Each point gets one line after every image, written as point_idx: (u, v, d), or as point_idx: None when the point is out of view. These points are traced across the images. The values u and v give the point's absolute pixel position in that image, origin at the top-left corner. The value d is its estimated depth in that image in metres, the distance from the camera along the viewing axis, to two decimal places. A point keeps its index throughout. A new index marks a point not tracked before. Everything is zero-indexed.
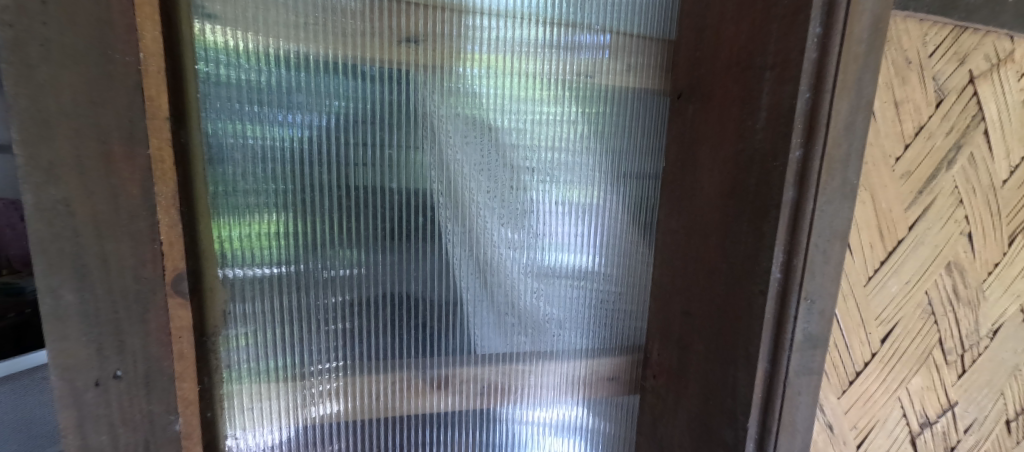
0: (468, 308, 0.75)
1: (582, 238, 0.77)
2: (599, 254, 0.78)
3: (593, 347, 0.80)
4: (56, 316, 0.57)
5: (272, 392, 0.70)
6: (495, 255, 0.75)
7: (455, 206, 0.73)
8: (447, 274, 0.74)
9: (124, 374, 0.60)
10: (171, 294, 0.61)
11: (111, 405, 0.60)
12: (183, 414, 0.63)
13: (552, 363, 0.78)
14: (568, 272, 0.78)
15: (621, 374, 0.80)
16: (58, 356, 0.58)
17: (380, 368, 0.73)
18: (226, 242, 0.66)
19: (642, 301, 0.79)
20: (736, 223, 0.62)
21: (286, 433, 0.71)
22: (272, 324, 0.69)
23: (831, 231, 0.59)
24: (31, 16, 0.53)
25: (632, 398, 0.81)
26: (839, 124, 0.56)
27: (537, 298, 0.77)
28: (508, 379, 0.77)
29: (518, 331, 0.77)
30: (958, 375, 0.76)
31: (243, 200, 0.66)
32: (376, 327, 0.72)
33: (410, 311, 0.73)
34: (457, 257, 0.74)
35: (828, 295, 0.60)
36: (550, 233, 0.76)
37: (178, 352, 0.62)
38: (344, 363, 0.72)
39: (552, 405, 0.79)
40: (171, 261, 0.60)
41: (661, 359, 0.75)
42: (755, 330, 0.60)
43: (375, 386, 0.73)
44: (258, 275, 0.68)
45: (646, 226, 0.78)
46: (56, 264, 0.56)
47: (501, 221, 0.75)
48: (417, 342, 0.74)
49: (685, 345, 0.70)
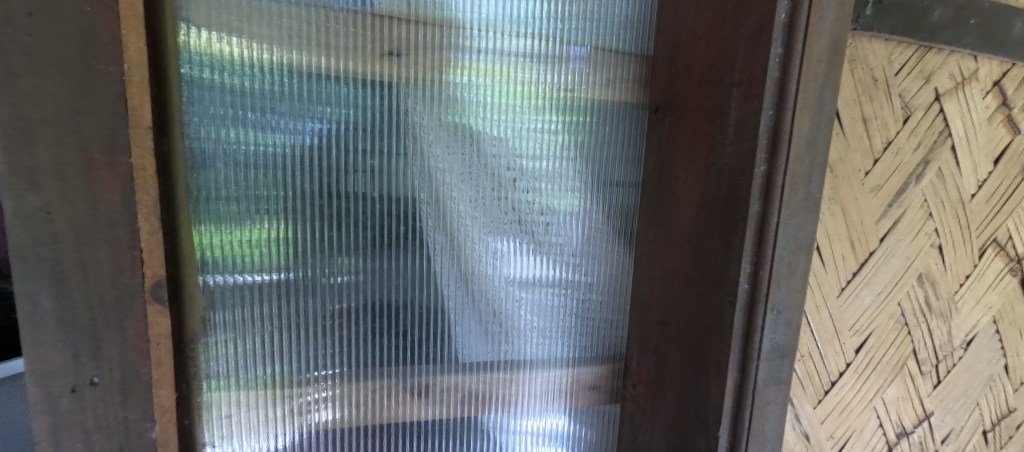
0: (451, 316, 0.75)
1: (565, 247, 0.79)
2: (582, 263, 0.79)
3: (575, 356, 0.80)
4: (32, 322, 0.57)
5: (253, 400, 0.70)
6: (479, 264, 0.76)
7: (438, 215, 0.74)
8: (429, 283, 0.74)
9: (100, 381, 0.60)
10: (150, 301, 0.61)
11: (86, 413, 0.60)
12: (160, 422, 0.63)
13: (536, 371, 0.79)
14: (551, 281, 0.78)
15: (603, 383, 0.81)
16: (35, 362, 0.58)
17: (362, 376, 0.73)
18: (208, 249, 0.67)
19: (623, 310, 0.80)
20: (708, 235, 0.63)
21: (288, 439, 0.72)
22: (256, 331, 0.69)
23: (796, 243, 0.60)
24: (16, 27, 0.55)
25: (614, 408, 0.82)
26: (801, 140, 0.58)
27: (519, 307, 0.78)
28: (492, 387, 0.77)
29: (502, 339, 0.78)
30: (933, 386, 0.77)
31: (224, 206, 0.67)
32: (360, 334, 0.72)
33: (393, 319, 0.73)
34: (441, 265, 0.74)
35: (795, 306, 0.61)
36: (534, 242, 0.77)
37: (155, 359, 0.62)
38: (342, 370, 0.72)
39: (540, 414, 0.80)
40: (151, 269, 0.61)
41: (640, 368, 0.75)
42: (724, 339, 0.61)
43: (371, 393, 0.73)
44: (238, 282, 0.68)
45: (626, 235, 0.79)
46: (34, 270, 0.57)
47: (485, 230, 0.76)
48: (399, 349, 0.74)
49: (661, 354, 0.70)
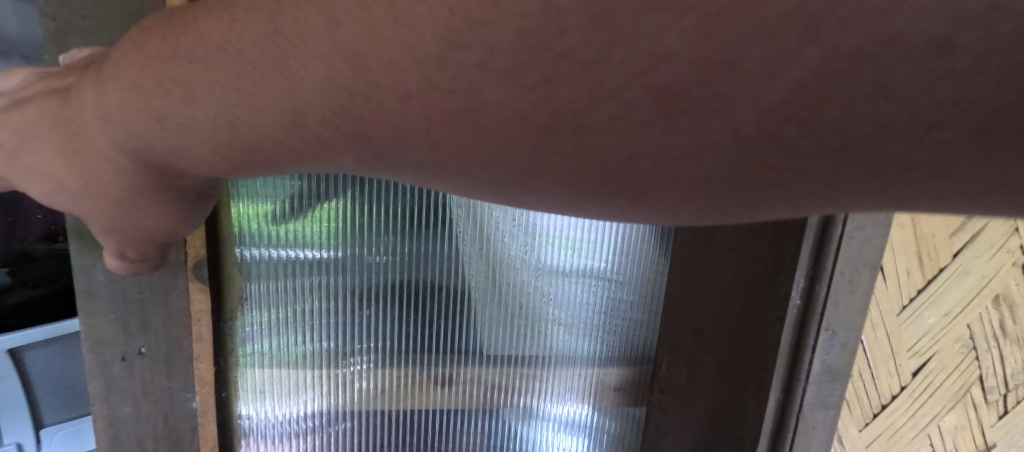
0: (477, 307, 0.75)
1: (597, 243, 0.77)
2: (616, 260, 0.77)
3: (599, 353, 0.79)
4: (88, 292, 0.63)
5: (289, 379, 0.73)
6: (505, 255, 0.75)
7: (467, 205, 0.72)
8: (456, 273, 0.74)
9: (147, 352, 0.65)
10: (192, 278, 0.64)
11: (134, 380, 0.65)
12: (200, 393, 0.66)
13: (562, 370, 0.79)
14: (580, 278, 0.77)
15: (628, 386, 0.80)
16: (91, 330, 0.63)
17: (394, 363, 0.75)
18: (246, 224, 0.68)
19: (654, 312, 0.79)
20: (755, 243, 0.60)
21: (318, 418, 0.75)
22: (289, 308, 0.71)
23: (860, 259, 0.54)
24: (70, 11, 0.57)
25: (639, 410, 0.81)
26: None
27: (545, 302, 0.77)
28: (516, 383, 0.78)
29: (528, 333, 0.77)
30: (999, 417, 0.72)
31: (260, 185, 0.67)
32: (388, 320, 0.73)
33: (421, 307, 0.74)
34: (467, 254, 0.74)
35: (853, 327, 0.56)
36: (565, 237, 0.76)
37: (196, 334, 0.65)
38: (374, 353, 0.74)
39: (567, 409, 0.80)
40: (194, 249, 0.64)
41: (670, 375, 0.73)
42: (768, 357, 0.56)
43: (402, 379, 0.75)
44: (274, 257, 0.70)
45: (665, 234, 0.77)
46: (89, 245, 0.62)
47: (514, 223, 0.74)
48: (425, 335, 0.75)
49: (692, 362, 0.68)
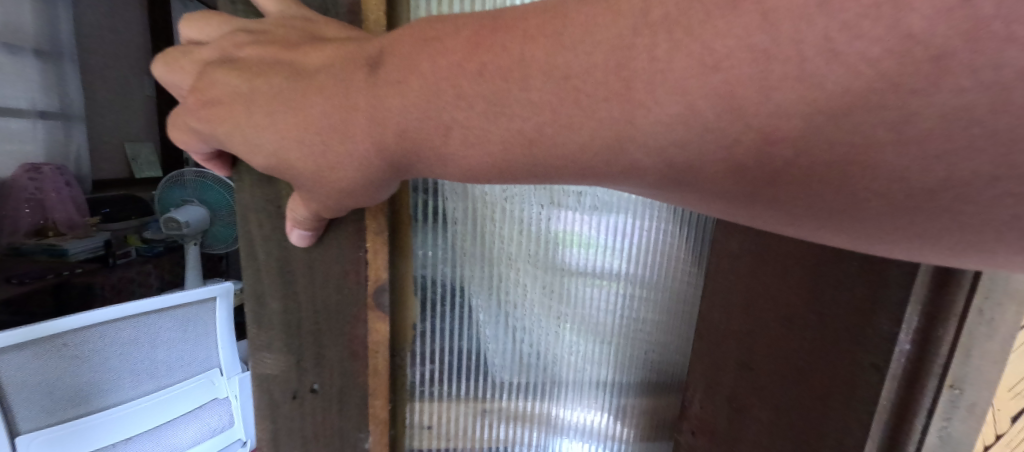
0: (488, 330, 0.66)
1: (613, 257, 0.66)
2: (635, 275, 0.67)
3: (618, 380, 0.69)
4: (261, 322, 0.55)
5: (450, 416, 0.66)
6: (509, 273, 0.66)
7: (470, 213, 0.63)
8: (462, 290, 0.64)
9: (320, 389, 0.56)
10: (371, 306, 0.55)
11: (306, 420, 0.57)
12: (373, 432, 0.58)
13: (577, 398, 0.69)
14: (598, 297, 0.67)
15: (654, 417, 0.71)
16: (262, 363, 0.56)
17: (433, 395, 0.65)
18: (431, 255, 0.62)
19: (682, 334, 0.69)
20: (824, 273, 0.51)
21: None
22: (457, 343, 0.65)
23: (1004, 291, 0.48)
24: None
25: (666, 443, 0.71)
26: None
27: (559, 324, 0.67)
28: (528, 412, 0.68)
29: (539, 356, 0.68)
30: None
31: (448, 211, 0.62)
32: (425, 350, 0.64)
33: (428, 331, 0.63)
34: (470, 269, 0.64)
35: (982, 383, 0.50)
36: (580, 250, 0.65)
37: (371, 367, 0.56)
38: (417, 388, 0.65)
39: (583, 440, 0.71)
40: (375, 272, 0.54)
41: (703, 414, 0.64)
42: (857, 416, 0.49)
43: (437, 412, 0.66)
44: (447, 282, 0.63)
45: (698, 250, 0.67)
46: (265, 270, 0.54)
47: (518, 233, 0.65)
48: (443, 364, 0.65)
49: (738, 403, 0.60)
